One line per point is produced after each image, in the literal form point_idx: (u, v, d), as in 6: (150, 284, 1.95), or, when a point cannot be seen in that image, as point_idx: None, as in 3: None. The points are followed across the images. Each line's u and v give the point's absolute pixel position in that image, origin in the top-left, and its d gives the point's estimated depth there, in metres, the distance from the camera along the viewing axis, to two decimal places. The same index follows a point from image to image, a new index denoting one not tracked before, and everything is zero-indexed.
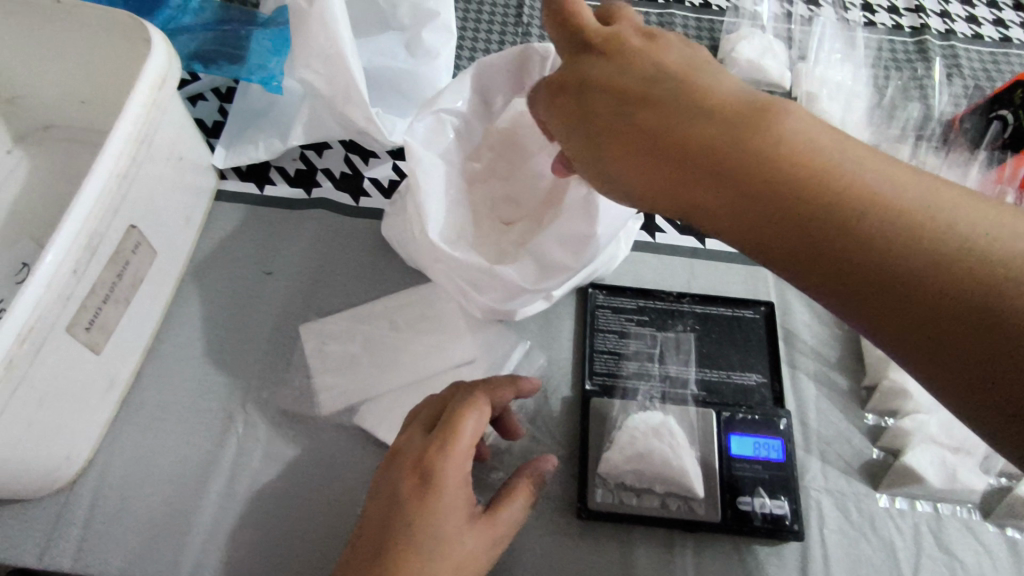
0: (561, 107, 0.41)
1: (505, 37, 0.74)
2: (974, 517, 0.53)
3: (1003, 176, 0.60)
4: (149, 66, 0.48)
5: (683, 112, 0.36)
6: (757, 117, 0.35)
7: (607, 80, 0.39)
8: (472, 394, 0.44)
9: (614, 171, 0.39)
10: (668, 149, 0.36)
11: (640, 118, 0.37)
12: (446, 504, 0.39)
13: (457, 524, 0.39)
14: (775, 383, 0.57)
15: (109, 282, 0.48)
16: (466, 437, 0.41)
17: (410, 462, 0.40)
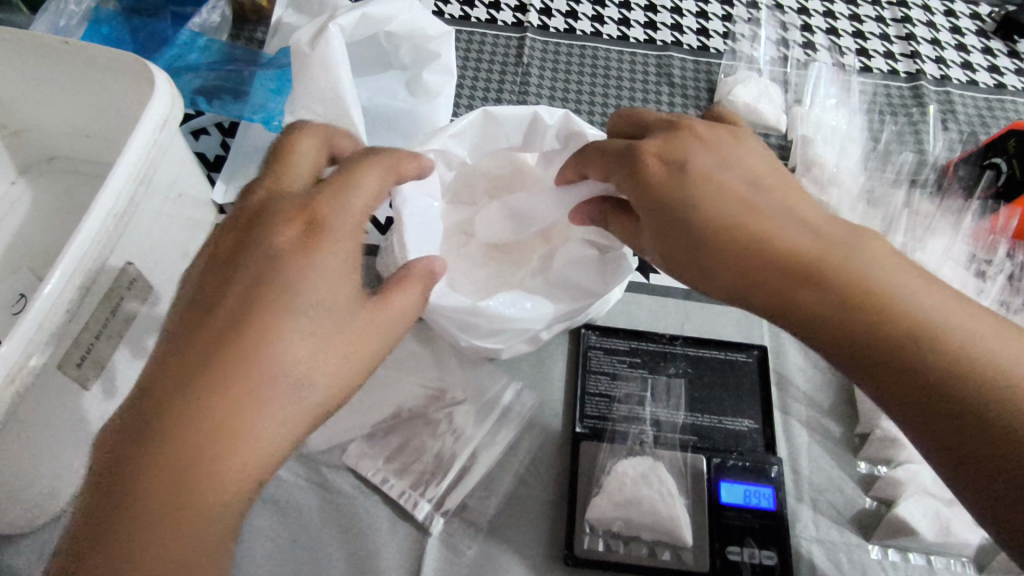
0: (657, 177, 0.44)
1: (504, 77, 0.76)
2: (968, 570, 0.52)
3: (996, 226, 0.62)
4: (150, 109, 0.49)
5: (781, 223, 0.42)
6: (847, 238, 0.41)
7: (713, 179, 0.44)
8: (372, 156, 0.44)
9: (712, 263, 0.42)
10: (764, 252, 0.41)
11: (737, 219, 0.42)
12: (335, 267, 0.40)
13: (350, 288, 0.40)
14: (768, 429, 0.57)
15: (102, 318, 0.48)
16: (362, 187, 0.42)
17: (294, 208, 0.41)
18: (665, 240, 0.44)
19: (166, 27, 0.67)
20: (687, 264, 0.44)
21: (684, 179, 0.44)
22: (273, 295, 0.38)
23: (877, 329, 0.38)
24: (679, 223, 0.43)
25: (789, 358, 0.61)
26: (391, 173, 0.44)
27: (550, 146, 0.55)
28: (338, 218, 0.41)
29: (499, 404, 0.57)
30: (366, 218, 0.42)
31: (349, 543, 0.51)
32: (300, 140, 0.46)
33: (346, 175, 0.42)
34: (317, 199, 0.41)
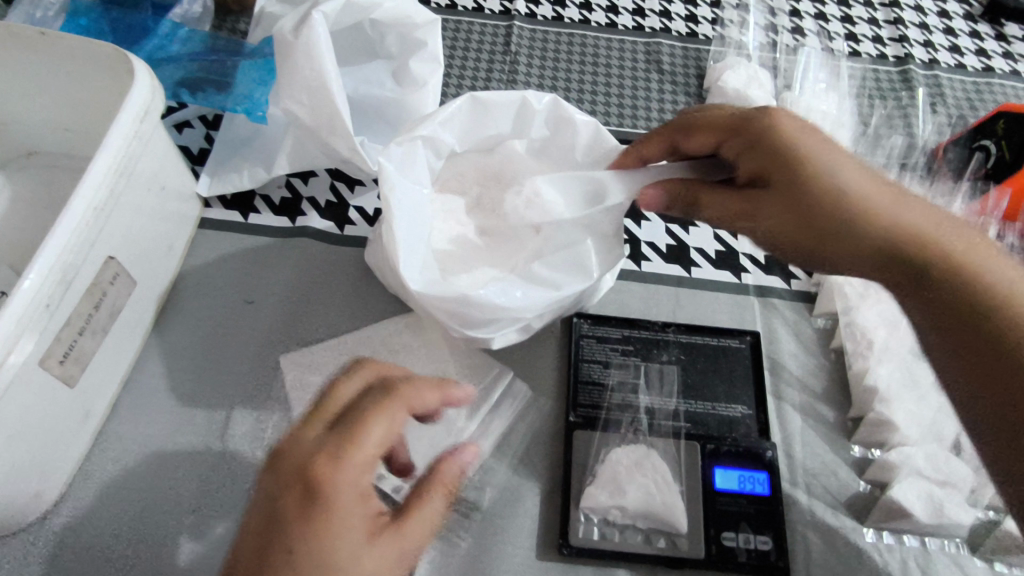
0: (791, 137, 0.46)
1: (492, 66, 0.75)
2: (962, 551, 0.53)
3: (987, 206, 0.60)
4: (129, 99, 0.48)
5: (901, 196, 0.45)
6: (954, 224, 0.44)
7: (840, 151, 0.46)
8: (383, 399, 0.38)
9: (828, 225, 0.45)
10: (885, 214, 0.44)
11: (865, 185, 0.45)
12: (342, 528, 0.35)
13: (356, 538, 0.35)
14: (761, 414, 0.56)
15: (85, 314, 0.47)
16: (368, 444, 0.36)
17: (297, 468, 0.35)
18: (789, 198, 0.46)
19: (147, 19, 0.65)
20: (805, 221, 0.46)
21: (818, 143, 0.46)
22: (282, 562, 0.33)
23: (977, 292, 0.40)
24: (809, 180, 0.45)
25: (782, 344, 0.61)
26: (396, 420, 0.38)
27: (538, 134, 0.55)
28: (344, 487, 0.35)
29: (493, 394, 0.57)
30: (370, 474, 0.36)
31: None
32: (341, 384, 0.39)
33: (351, 428, 0.36)
34: (317, 463, 0.35)
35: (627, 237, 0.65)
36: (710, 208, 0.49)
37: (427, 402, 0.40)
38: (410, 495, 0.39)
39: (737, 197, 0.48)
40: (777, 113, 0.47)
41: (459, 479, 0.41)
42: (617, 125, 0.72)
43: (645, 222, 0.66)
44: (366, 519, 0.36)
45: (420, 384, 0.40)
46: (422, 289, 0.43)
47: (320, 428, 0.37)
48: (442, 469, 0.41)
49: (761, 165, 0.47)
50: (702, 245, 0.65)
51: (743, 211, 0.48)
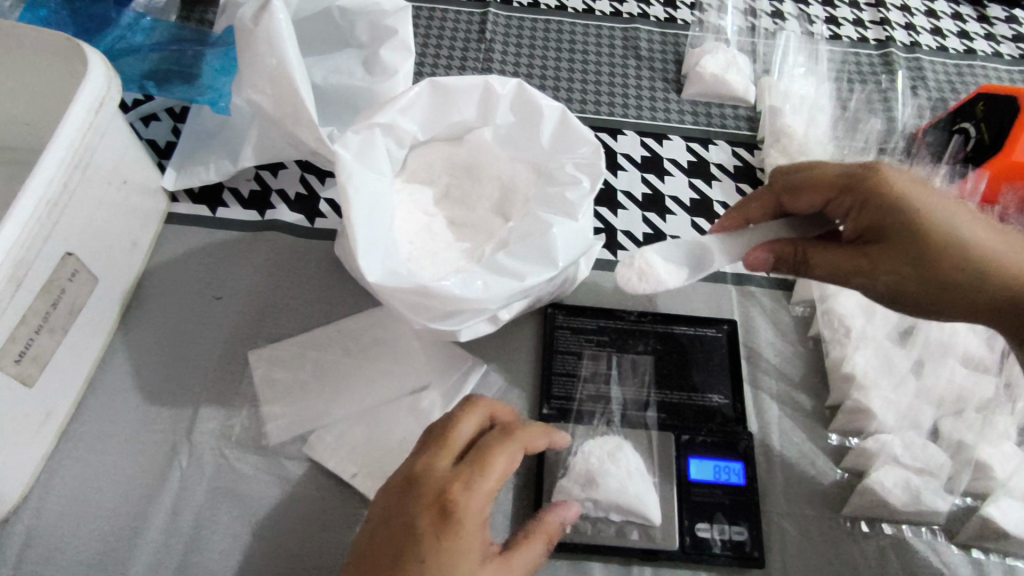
0: (907, 192, 0.44)
1: (466, 54, 0.73)
2: (939, 538, 0.52)
3: (967, 187, 0.59)
4: (83, 90, 0.47)
5: (1008, 238, 0.44)
6: None
7: (949, 203, 0.45)
8: (505, 437, 0.41)
9: (953, 282, 0.43)
10: (1005, 261, 0.43)
11: (979, 233, 0.44)
12: (466, 550, 0.37)
13: (473, 559, 0.37)
14: (738, 404, 0.56)
15: (42, 311, 0.46)
16: (494, 478, 0.39)
17: (434, 492, 0.38)
18: (909, 253, 0.43)
19: (109, 9, 0.63)
20: (931, 277, 0.43)
21: (928, 195, 0.44)
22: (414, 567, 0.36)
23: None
24: (932, 234, 0.43)
25: (759, 332, 0.60)
26: (516, 458, 0.41)
27: (504, 121, 0.54)
28: (473, 515, 0.38)
29: (466, 387, 0.56)
30: (491, 505, 0.39)
31: (314, 535, 0.50)
32: (463, 417, 0.42)
33: (480, 460, 0.40)
34: (453, 486, 0.38)
35: (603, 226, 0.64)
36: (823, 268, 0.46)
37: (535, 445, 0.44)
38: (517, 534, 0.42)
39: (853, 254, 0.45)
40: (886, 168, 0.45)
41: (560, 531, 0.44)
42: (594, 112, 0.71)
43: (621, 211, 0.65)
44: (484, 546, 0.39)
45: (530, 429, 0.44)
46: (378, 282, 0.42)
47: (450, 459, 0.40)
48: (547, 519, 0.43)
49: (877, 218, 0.45)
50: (679, 233, 0.64)
51: (861, 268, 0.45)
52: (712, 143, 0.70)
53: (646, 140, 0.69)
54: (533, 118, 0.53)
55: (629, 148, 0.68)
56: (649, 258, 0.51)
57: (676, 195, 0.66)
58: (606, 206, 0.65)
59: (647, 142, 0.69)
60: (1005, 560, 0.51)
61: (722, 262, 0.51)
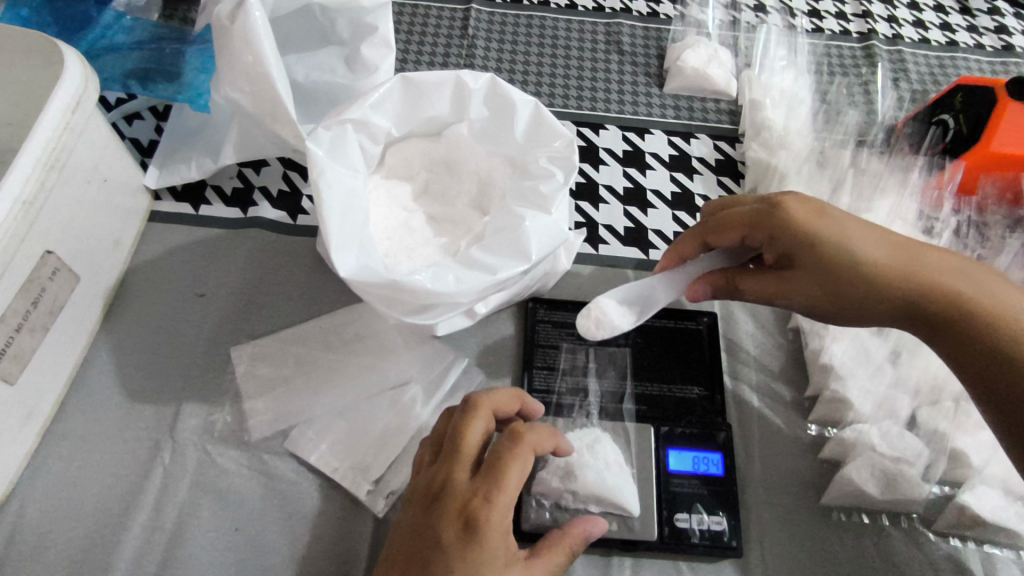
0: (808, 226, 0.44)
1: (448, 51, 0.73)
2: (916, 526, 0.53)
3: (943, 181, 0.61)
4: (59, 89, 0.47)
5: (918, 249, 0.44)
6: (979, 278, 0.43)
7: (856, 225, 0.44)
8: (515, 443, 0.41)
9: (863, 305, 0.44)
10: (911, 276, 0.43)
11: (884, 253, 0.44)
12: (491, 559, 0.37)
13: (498, 567, 0.38)
14: (717, 395, 0.56)
15: (22, 310, 0.47)
16: (511, 487, 0.39)
17: (457, 506, 0.39)
18: (818, 280, 0.45)
19: (89, 8, 0.63)
20: (841, 298, 0.44)
21: (831, 223, 0.44)
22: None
23: (1006, 333, 0.41)
24: (834, 262, 0.44)
25: (740, 324, 0.61)
26: (529, 463, 0.40)
27: (478, 113, 0.55)
28: (495, 526, 0.38)
29: (447, 381, 0.56)
30: (513, 512, 0.40)
31: (295, 529, 0.50)
32: (471, 423, 0.42)
33: (495, 471, 0.40)
34: (474, 498, 0.39)
35: (584, 220, 0.64)
36: (752, 293, 0.48)
37: (544, 444, 0.43)
38: (542, 540, 0.43)
39: (771, 281, 0.47)
40: (787, 202, 0.45)
41: (585, 542, 0.44)
42: (575, 107, 0.71)
43: (602, 205, 0.65)
44: (509, 552, 0.39)
45: (539, 429, 0.43)
46: (352, 274, 0.43)
47: (467, 471, 0.40)
48: (572, 528, 0.44)
49: (786, 251, 0.45)
50: (660, 227, 0.64)
51: (780, 292, 0.47)
52: (694, 137, 0.70)
53: (628, 134, 0.69)
54: (507, 112, 0.53)
55: (610, 142, 0.69)
56: (604, 305, 0.51)
57: (657, 188, 0.66)
58: (587, 201, 0.65)
59: (629, 136, 0.69)
60: (982, 547, 0.52)
61: (668, 297, 0.53)
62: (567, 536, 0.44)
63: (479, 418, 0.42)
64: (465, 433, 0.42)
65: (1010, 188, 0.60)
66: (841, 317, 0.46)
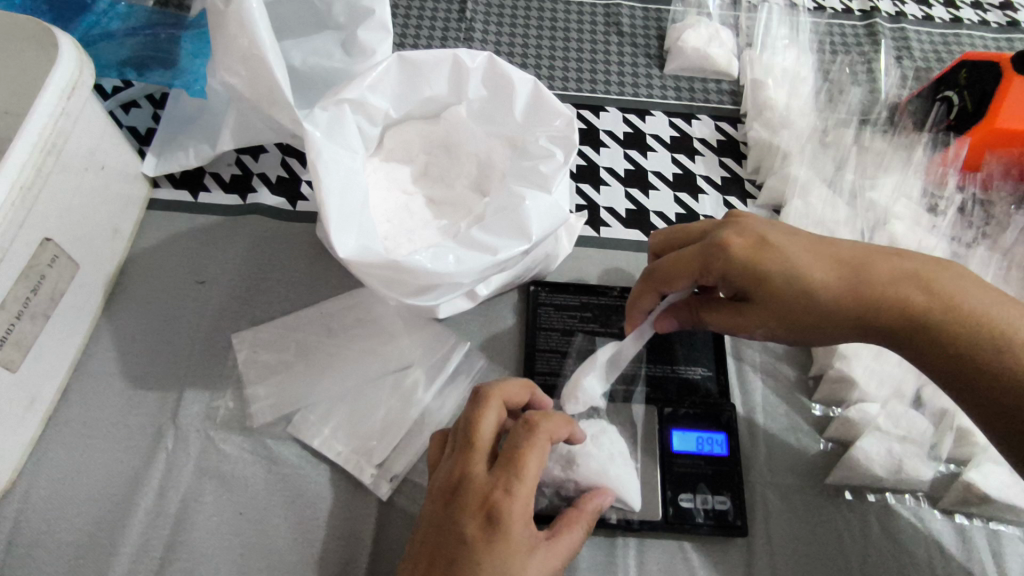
0: (755, 264, 0.43)
1: (447, 33, 0.72)
2: (922, 505, 0.52)
3: (947, 159, 0.60)
4: (53, 76, 0.47)
5: (869, 262, 0.43)
6: (936, 286, 0.42)
7: (803, 251, 0.43)
8: (531, 432, 0.41)
9: (827, 330, 0.43)
10: (868, 296, 0.42)
11: (836, 275, 0.42)
12: (514, 548, 0.38)
13: (522, 555, 0.38)
14: (721, 376, 0.56)
15: (22, 297, 0.47)
16: (531, 476, 0.39)
17: (477, 500, 0.39)
18: (778, 312, 0.44)
19: None
20: (804, 326, 0.44)
21: (776, 255, 0.43)
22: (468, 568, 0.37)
23: (968, 338, 0.40)
24: (788, 295, 0.43)
25: None
26: (547, 452, 0.41)
27: (476, 94, 0.55)
28: (518, 516, 0.38)
29: (449, 365, 0.56)
30: (532, 501, 0.40)
31: (299, 514, 0.50)
32: (483, 418, 0.42)
33: (513, 462, 0.39)
34: (495, 491, 0.39)
35: (585, 203, 0.64)
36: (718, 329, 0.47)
37: (560, 432, 0.43)
38: (558, 521, 0.44)
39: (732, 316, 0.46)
40: (728, 240, 0.44)
41: (596, 517, 0.45)
42: (575, 89, 0.70)
43: (603, 187, 0.65)
44: (531, 538, 0.40)
45: (553, 417, 0.43)
46: (351, 255, 0.43)
47: (484, 463, 0.40)
48: (585, 507, 0.45)
49: (740, 288, 0.44)
50: (662, 208, 0.64)
51: (745, 326, 0.46)
52: (695, 118, 0.69)
53: (628, 116, 0.69)
54: (505, 90, 0.53)
55: (611, 125, 0.68)
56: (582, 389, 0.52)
57: (658, 169, 0.66)
58: (588, 183, 0.65)
59: (630, 117, 0.69)
60: (987, 525, 0.52)
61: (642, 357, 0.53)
62: (580, 514, 0.44)
63: (489, 411, 0.42)
64: (478, 428, 0.41)
65: (1017, 163, 0.59)
66: (809, 341, 0.45)
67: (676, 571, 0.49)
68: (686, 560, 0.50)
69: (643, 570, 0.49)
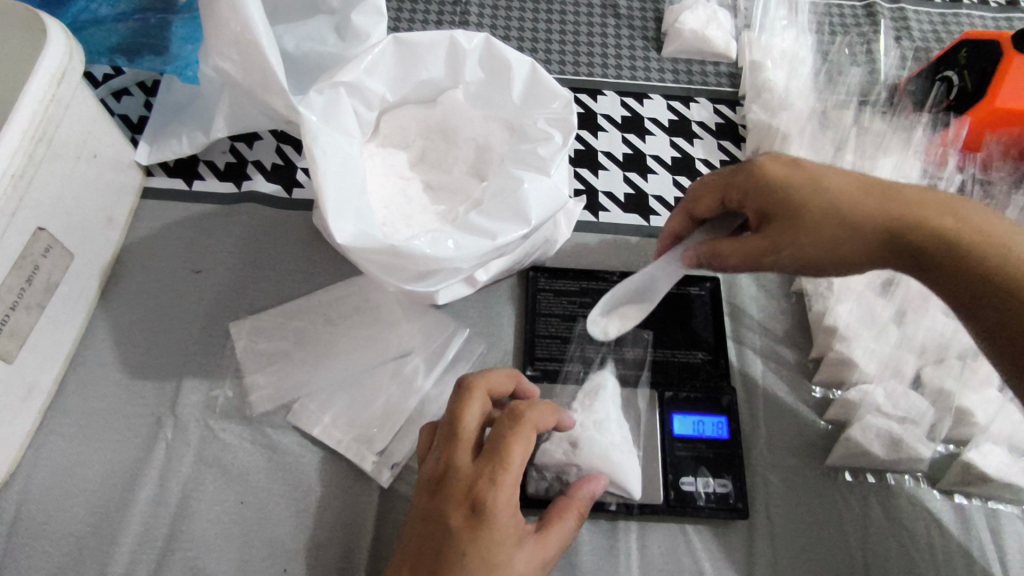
0: (781, 177, 0.44)
1: (442, 17, 0.72)
2: (922, 485, 0.53)
3: (947, 138, 0.59)
4: (42, 60, 0.46)
5: (898, 187, 0.43)
6: (967, 213, 0.41)
7: (829, 170, 0.43)
8: (516, 420, 0.40)
9: (855, 247, 0.42)
10: (895, 212, 0.41)
11: (864, 193, 0.42)
12: (501, 537, 0.38)
13: (508, 544, 0.38)
14: (721, 359, 0.56)
15: (16, 287, 0.46)
16: (516, 465, 0.39)
17: (462, 491, 0.39)
18: (802, 226, 0.43)
19: None
20: (829, 242, 0.42)
21: (803, 171, 0.44)
22: (455, 560, 0.37)
23: (1000, 259, 0.39)
24: (812, 208, 0.42)
25: (743, 289, 0.60)
26: (532, 441, 0.40)
27: (473, 77, 0.54)
28: (503, 506, 0.38)
29: (448, 352, 0.56)
30: (518, 490, 0.39)
31: (301, 503, 0.50)
32: (467, 406, 0.41)
33: (498, 452, 0.39)
34: (479, 483, 0.38)
35: (583, 187, 0.63)
36: (736, 255, 0.45)
37: (546, 420, 0.43)
38: (548, 512, 0.43)
39: (753, 238, 0.44)
40: (756, 159, 0.45)
41: (590, 502, 0.45)
42: (573, 72, 0.69)
43: (601, 171, 0.64)
44: (519, 529, 0.39)
45: (539, 405, 0.43)
46: (349, 241, 0.42)
47: (470, 453, 0.40)
48: (577, 493, 0.45)
49: (765, 204, 0.44)
50: (661, 192, 0.64)
51: (766, 250, 0.44)
52: (693, 101, 0.69)
53: (626, 99, 0.68)
54: (503, 72, 0.53)
55: (609, 108, 0.67)
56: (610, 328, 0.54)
57: (656, 153, 0.65)
58: (586, 168, 0.64)
59: (628, 101, 0.68)
60: (987, 504, 0.52)
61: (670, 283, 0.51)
62: (572, 501, 0.44)
63: (473, 401, 0.42)
64: (462, 415, 0.41)
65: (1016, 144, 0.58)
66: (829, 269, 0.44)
67: (678, 554, 0.50)
68: (687, 542, 0.50)
69: (644, 554, 0.49)
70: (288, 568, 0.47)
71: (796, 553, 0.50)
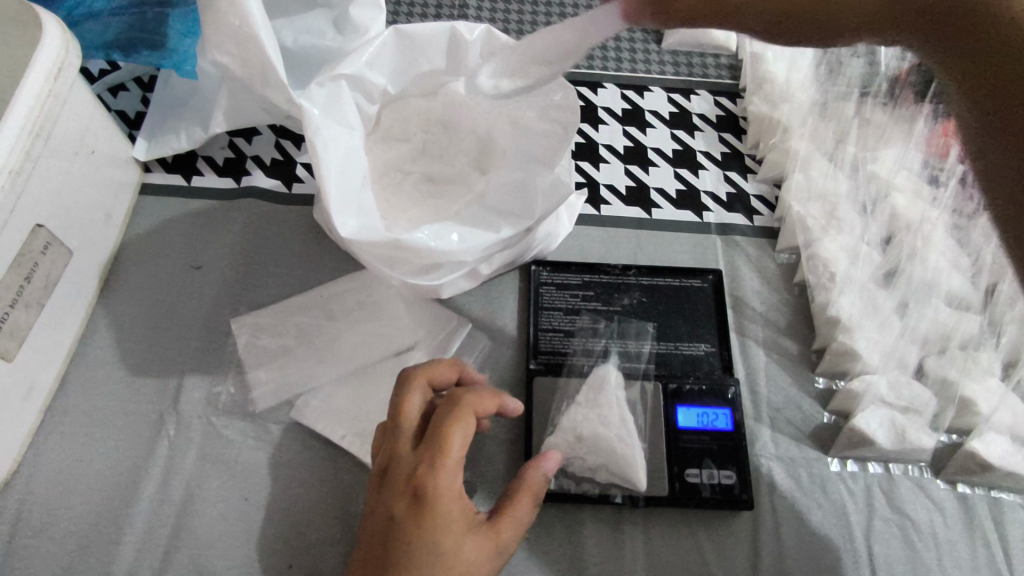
0: None
1: (440, 10, 0.71)
2: (925, 475, 0.53)
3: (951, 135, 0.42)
4: (38, 55, 0.45)
5: None
6: None
7: None
8: (452, 406, 0.40)
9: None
10: None
11: None
12: (445, 523, 0.37)
13: (455, 530, 0.38)
14: (724, 351, 0.56)
15: (14, 285, 0.46)
16: (454, 449, 0.39)
17: (404, 479, 0.38)
18: None
19: None
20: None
21: None
22: (400, 549, 0.37)
23: None
24: None
25: (745, 281, 0.60)
26: (468, 424, 0.40)
27: None
28: (445, 491, 0.38)
29: (452, 346, 0.56)
30: (461, 475, 0.39)
31: (305, 499, 0.49)
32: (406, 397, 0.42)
33: (436, 438, 0.39)
34: (417, 471, 0.38)
35: (584, 180, 0.63)
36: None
37: (486, 405, 0.43)
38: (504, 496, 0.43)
39: None
40: None
41: (545, 483, 0.44)
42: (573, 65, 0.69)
43: (602, 164, 0.64)
44: (468, 514, 0.39)
45: (478, 392, 0.43)
46: (353, 234, 0.42)
47: (411, 443, 0.40)
48: (530, 477, 0.43)
49: None
50: (663, 184, 0.64)
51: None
52: (694, 94, 0.69)
53: (627, 92, 0.68)
54: None
55: (609, 101, 0.67)
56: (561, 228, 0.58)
57: (658, 146, 0.65)
58: (587, 160, 0.64)
59: (627, 93, 0.68)
60: (989, 493, 0.52)
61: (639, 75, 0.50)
62: (527, 482, 0.43)
63: (410, 393, 0.42)
64: (400, 406, 0.41)
65: None
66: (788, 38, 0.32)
67: (683, 546, 0.50)
68: (693, 534, 0.50)
69: (649, 546, 0.49)
70: (294, 563, 0.47)
71: (800, 544, 0.50)
